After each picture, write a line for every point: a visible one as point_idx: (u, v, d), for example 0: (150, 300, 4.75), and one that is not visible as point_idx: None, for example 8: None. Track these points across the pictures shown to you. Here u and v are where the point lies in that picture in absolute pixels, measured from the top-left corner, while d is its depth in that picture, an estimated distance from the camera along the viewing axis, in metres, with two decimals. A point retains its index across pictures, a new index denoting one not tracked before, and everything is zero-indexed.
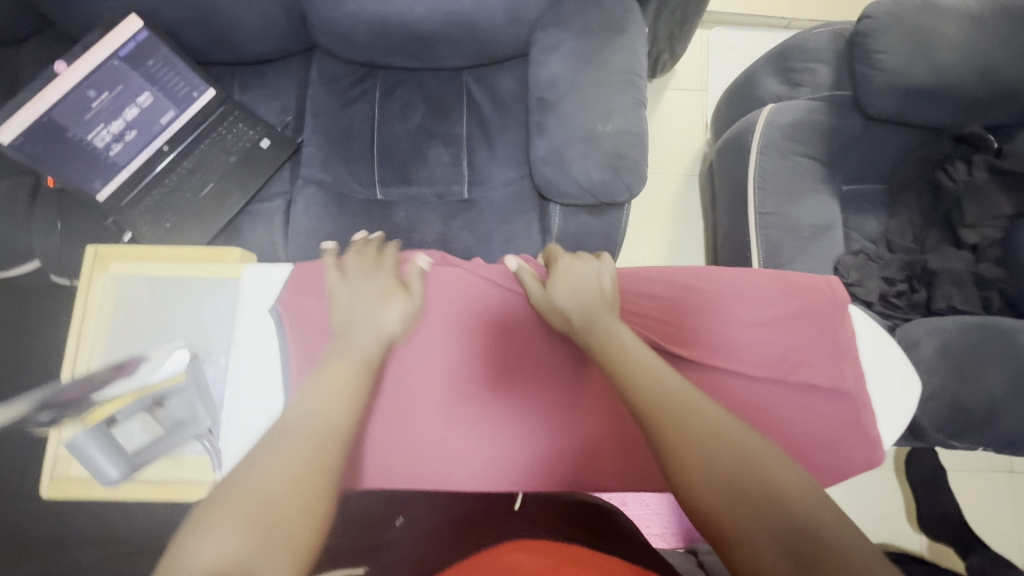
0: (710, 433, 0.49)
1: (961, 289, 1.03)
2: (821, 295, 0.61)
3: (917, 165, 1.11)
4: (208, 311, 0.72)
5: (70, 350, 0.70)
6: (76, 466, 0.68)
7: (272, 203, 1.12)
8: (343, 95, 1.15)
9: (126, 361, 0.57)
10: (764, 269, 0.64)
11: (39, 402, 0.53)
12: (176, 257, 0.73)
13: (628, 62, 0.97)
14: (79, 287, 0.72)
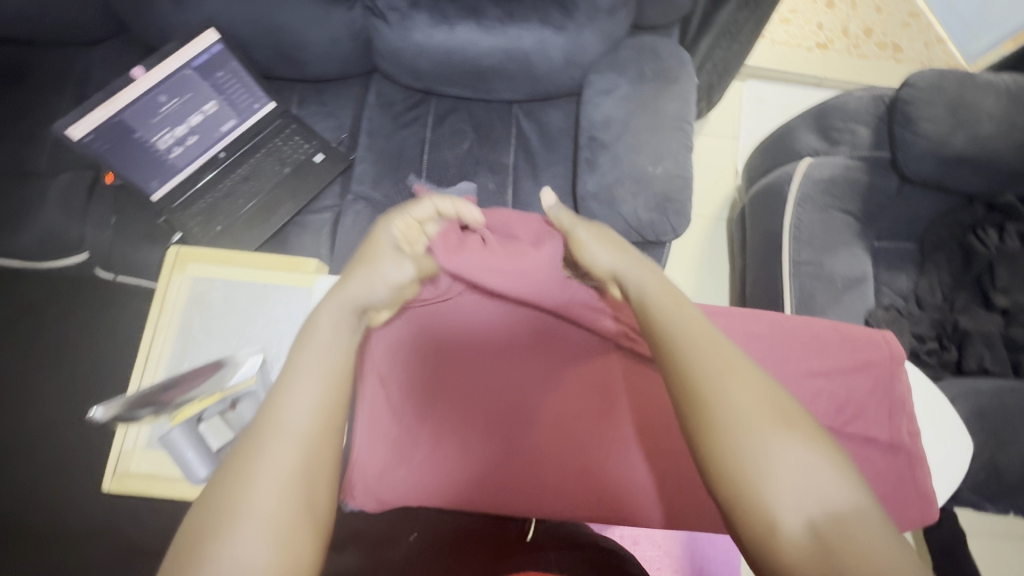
0: (742, 416, 0.46)
1: (991, 350, 1.05)
2: (880, 350, 0.64)
3: (949, 228, 1.15)
4: (278, 318, 0.72)
5: (144, 342, 0.71)
6: (136, 460, 0.68)
7: (320, 215, 1.14)
8: (398, 117, 1.19)
9: (214, 361, 0.62)
10: (824, 319, 0.67)
11: (136, 399, 0.56)
12: (254, 263, 0.75)
13: (680, 109, 1.01)
14: (158, 285, 0.73)
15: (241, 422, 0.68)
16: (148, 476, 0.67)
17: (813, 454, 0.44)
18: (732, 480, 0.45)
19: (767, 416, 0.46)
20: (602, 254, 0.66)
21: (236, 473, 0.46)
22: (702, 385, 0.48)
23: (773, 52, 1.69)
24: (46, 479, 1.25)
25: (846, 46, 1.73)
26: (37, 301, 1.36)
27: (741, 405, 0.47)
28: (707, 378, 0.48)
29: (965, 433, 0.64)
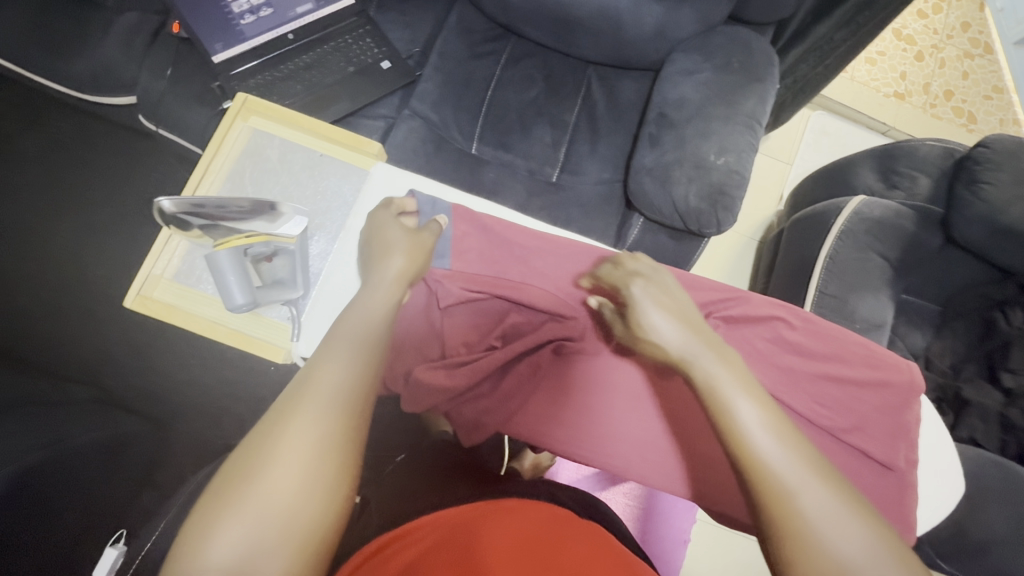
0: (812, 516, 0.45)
1: (985, 425, 1.06)
2: (900, 375, 0.64)
3: (977, 299, 1.13)
4: (330, 191, 0.73)
5: (194, 179, 0.72)
6: (160, 289, 0.68)
7: (373, 122, 1.12)
8: (472, 47, 1.16)
9: (264, 201, 0.64)
10: (854, 332, 0.67)
11: (187, 202, 0.60)
12: (315, 132, 0.75)
13: (755, 109, 0.99)
14: (219, 125, 0.74)
15: (273, 277, 0.67)
16: (168, 305, 0.68)
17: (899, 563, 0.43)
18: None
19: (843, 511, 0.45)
20: (664, 324, 0.60)
21: (230, 489, 0.45)
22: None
23: (851, 89, 1.66)
24: (44, 312, 1.26)
25: (923, 102, 1.70)
26: (69, 138, 1.34)
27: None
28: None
29: (958, 471, 0.65)
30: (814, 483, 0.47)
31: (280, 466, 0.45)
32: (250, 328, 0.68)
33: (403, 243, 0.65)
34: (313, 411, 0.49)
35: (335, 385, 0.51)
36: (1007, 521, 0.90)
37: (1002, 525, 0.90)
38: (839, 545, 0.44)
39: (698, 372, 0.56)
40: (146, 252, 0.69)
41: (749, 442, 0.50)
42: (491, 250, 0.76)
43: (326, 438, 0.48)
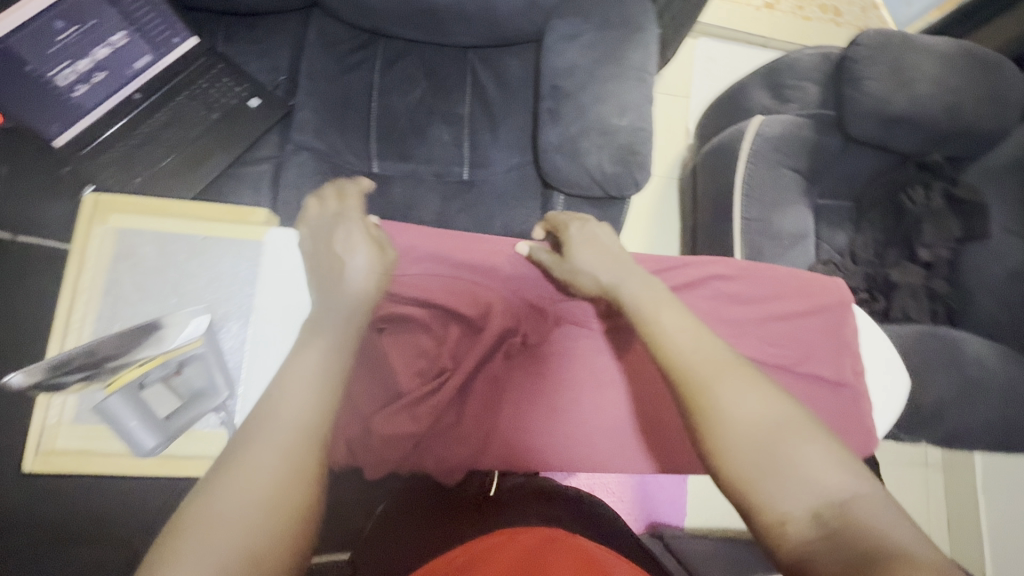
0: (735, 411, 0.51)
1: (915, 300, 1.15)
2: (831, 295, 0.69)
3: (884, 187, 1.21)
4: (230, 273, 0.68)
5: (64, 305, 0.65)
6: (63, 437, 0.64)
7: (256, 166, 1.02)
8: (343, 59, 1.08)
9: (150, 321, 0.52)
10: (784, 266, 0.72)
11: (49, 366, 0.48)
12: (189, 214, 0.71)
13: (642, 60, 0.98)
14: (75, 235, 0.67)
15: (190, 389, 0.60)
16: (80, 451, 0.64)
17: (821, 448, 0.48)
18: (742, 470, 0.48)
19: (763, 409, 0.51)
20: (586, 266, 0.69)
21: (187, 517, 0.43)
22: (752, 481, 0.48)
23: (724, 10, 1.70)
24: None
25: (791, 7, 1.76)
26: None
27: (775, 479, 0.47)
28: (768, 457, 0.48)
29: (903, 374, 0.71)
30: (725, 371, 0.53)
31: (246, 481, 0.45)
32: (181, 447, 0.65)
33: (363, 243, 0.65)
34: (273, 434, 0.48)
35: (291, 409, 0.50)
36: (950, 383, 0.98)
37: (948, 389, 0.98)
38: (745, 431, 0.49)
39: (626, 293, 0.64)
40: (37, 403, 0.64)
41: (670, 353, 0.56)
42: (425, 278, 0.76)
43: (291, 458, 0.47)
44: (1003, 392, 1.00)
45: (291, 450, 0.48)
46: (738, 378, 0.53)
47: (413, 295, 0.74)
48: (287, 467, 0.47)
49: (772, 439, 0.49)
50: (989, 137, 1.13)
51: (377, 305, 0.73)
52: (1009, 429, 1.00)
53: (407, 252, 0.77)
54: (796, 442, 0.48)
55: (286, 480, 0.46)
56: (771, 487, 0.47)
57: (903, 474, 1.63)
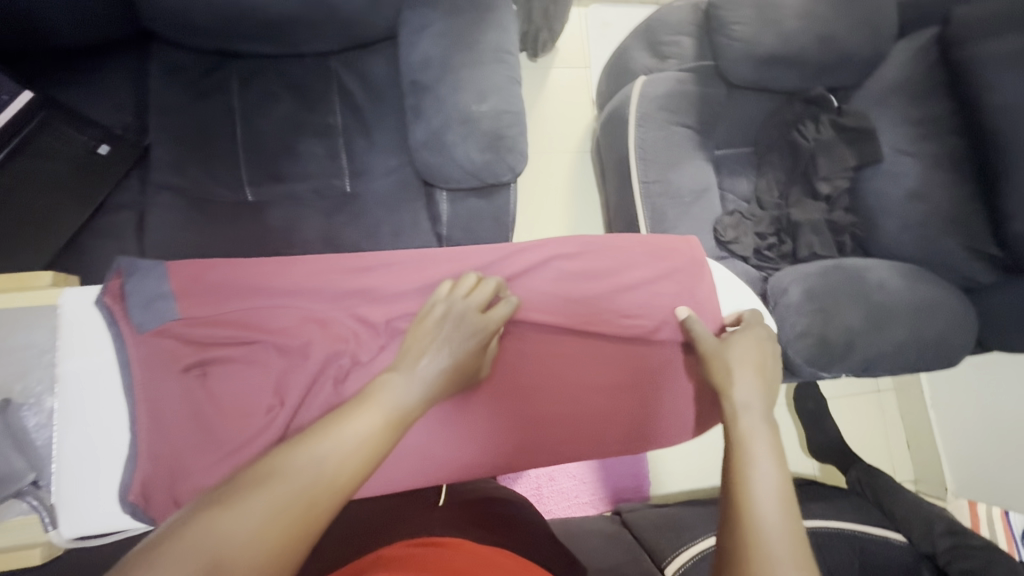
0: (762, 482, 0.53)
1: (820, 236, 1.13)
2: (681, 255, 0.80)
3: (778, 127, 1.20)
4: (27, 355, 0.70)
5: None
6: None
7: (117, 217, 0.97)
8: (194, 87, 1.03)
9: None
10: (634, 235, 0.81)
11: None
12: None
13: (499, 40, 0.94)
14: None
15: None
16: None
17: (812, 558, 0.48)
18: (743, 523, 0.50)
19: (780, 500, 0.52)
20: (734, 355, 0.69)
21: (177, 532, 0.41)
22: (744, 531, 0.49)
23: None
24: None
25: None
26: None
27: (800, 566, 0.46)
28: (765, 525, 0.49)
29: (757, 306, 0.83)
30: (762, 449, 0.57)
31: (244, 514, 0.42)
32: None
33: (467, 350, 0.64)
34: (288, 476, 0.46)
35: (324, 467, 0.47)
36: (858, 313, 0.99)
37: (855, 319, 0.98)
38: (782, 521, 0.50)
39: (726, 381, 0.67)
40: None
41: (748, 429, 0.60)
42: (235, 314, 0.63)
43: (293, 508, 0.44)
44: (910, 313, 1.00)
45: (305, 497, 0.45)
46: (763, 460, 0.56)
47: (226, 334, 0.63)
48: (284, 514, 0.43)
49: (805, 541, 0.49)
50: (867, 61, 1.13)
51: (181, 355, 0.62)
52: (920, 348, 1.00)
53: (217, 283, 0.65)
54: (792, 536, 0.49)
55: (275, 530, 0.43)
56: (793, 568, 0.46)
57: (857, 403, 1.59)
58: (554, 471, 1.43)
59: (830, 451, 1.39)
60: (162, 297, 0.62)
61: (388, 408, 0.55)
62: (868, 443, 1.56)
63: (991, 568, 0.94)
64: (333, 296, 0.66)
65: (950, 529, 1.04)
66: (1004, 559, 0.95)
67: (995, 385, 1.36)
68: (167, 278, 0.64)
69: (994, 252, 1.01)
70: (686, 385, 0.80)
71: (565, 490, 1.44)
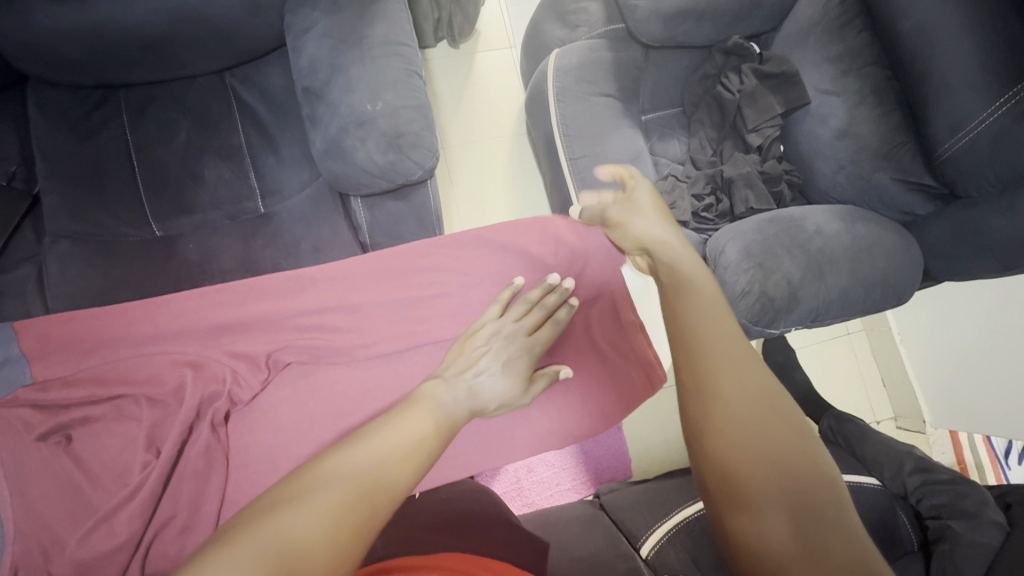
0: (724, 352, 0.53)
1: (753, 190, 1.09)
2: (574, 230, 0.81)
3: (700, 83, 1.17)
4: None
5: None
6: None
7: (15, 272, 0.92)
8: (78, 126, 0.96)
9: None
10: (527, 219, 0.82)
11: None
12: None
13: (389, 32, 0.90)
14: None
15: None
16: None
17: (766, 428, 0.48)
18: (702, 396, 0.51)
19: (739, 367, 0.52)
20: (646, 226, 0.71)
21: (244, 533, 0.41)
22: (700, 407, 0.51)
23: None
24: None
25: None
26: None
27: (746, 401, 0.50)
28: (716, 400, 0.50)
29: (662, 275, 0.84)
30: (710, 316, 0.56)
31: (302, 511, 0.43)
32: None
33: (515, 376, 0.68)
34: (334, 475, 0.47)
35: (372, 459, 0.50)
36: (797, 263, 0.96)
37: (796, 270, 0.96)
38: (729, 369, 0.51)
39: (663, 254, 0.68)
40: None
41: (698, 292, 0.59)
42: (94, 372, 0.68)
43: (347, 497, 0.45)
44: (850, 254, 0.98)
45: (360, 483, 0.47)
46: (722, 331, 0.54)
47: (95, 392, 0.67)
48: (341, 508, 0.44)
49: (751, 376, 0.51)
50: (780, 4, 1.10)
51: (39, 424, 0.65)
52: (866, 289, 0.98)
53: (89, 341, 0.70)
54: (744, 411, 0.49)
55: (336, 518, 0.43)
56: (733, 408, 0.49)
57: (827, 348, 1.56)
58: (533, 462, 1.41)
59: (804, 401, 1.37)
60: (18, 362, 0.68)
61: (440, 417, 0.59)
62: (849, 389, 1.54)
63: (960, 502, 0.95)
64: (203, 338, 0.72)
65: (920, 467, 1.05)
66: (973, 491, 0.96)
67: (958, 311, 1.32)
68: (12, 342, 0.68)
69: (927, 180, 1.01)
70: (592, 374, 0.80)
71: (546, 481, 1.41)
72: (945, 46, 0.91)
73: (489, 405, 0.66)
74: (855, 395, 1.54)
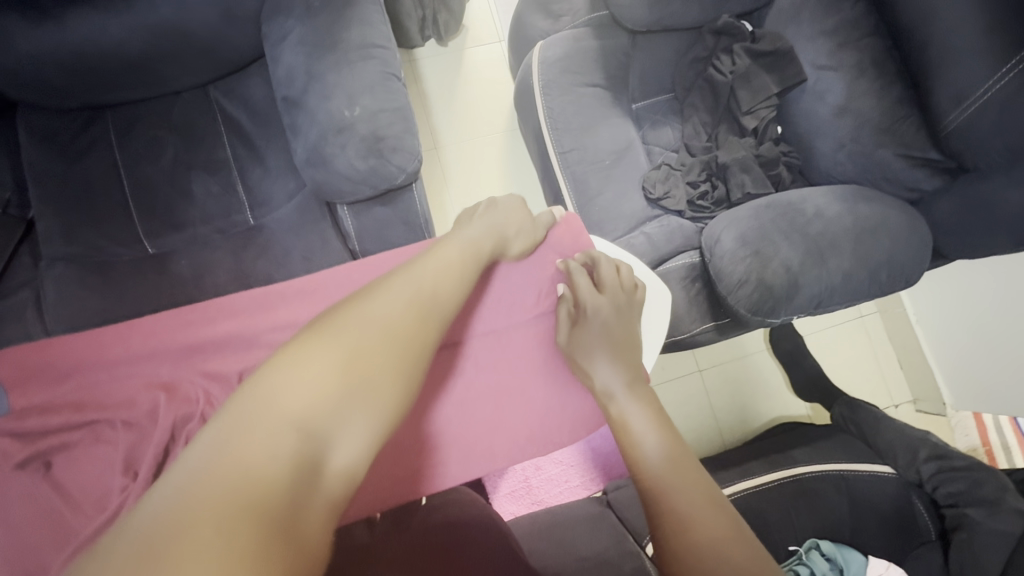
0: (662, 458, 0.66)
1: (750, 174, 1.05)
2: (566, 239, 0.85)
3: (691, 66, 1.13)
4: None
5: None
6: None
7: (13, 297, 0.93)
8: (67, 149, 0.97)
9: None
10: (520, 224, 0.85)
11: None
12: None
13: (365, 35, 0.89)
14: None
15: None
16: None
17: (707, 517, 0.61)
18: (654, 500, 0.63)
19: (676, 467, 0.65)
20: (603, 362, 0.75)
21: (315, 336, 0.53)
22: (655, 506, 0.63)
23: None
24: None
25: None
26: None
27: (688, 500, 0.62)
28: (664, 500, 0.63)
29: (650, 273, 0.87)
30: (648, 426, 0.70)
31: (366, 323, 0.55)
32: None
33: (516, 208, 0.80)
34: (387, 301, 0.58)
35: (422, 288, 0.62)
36: (796, 248, 0.93)
37: (795, 255, 0.92)
38: (688, 510, 0.61)
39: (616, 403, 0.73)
40: None
41: (634, 406, 0.72)
42: (71, 399, 0.70)
43: (405, 313, 0.58)
44: (853, 237, 0.94)
45: (410, 302, 0.59)
46: (658, 439, 0.68)
47: (69, 419, 0.68)
48: (400, 312, 0.57)
49: (684, 474, 0.65)
50: None
51: (15, 455, 0.64)
52: (869, 273, 0.94)
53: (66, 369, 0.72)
54: (685, 506, 0.62)
55: (395, 339, 0.55)
56: (677, 506, 0.62)
57: (840, 332, 1.51)
58: (541, 461, 1.40)
59: (814, 388, 1.34)
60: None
61: (466, 248, 0.71)
62: (864, 374, 1.49)
63: (978, 489, 0.91)
64: (173, 359, 0.74)
65: (934, 453, 1.00)
66: (989, 476, 0.92)
67: (974, 288, 1.26)
68: None
69: (934, 155, 0.96)
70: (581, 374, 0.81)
71: (554, 478, 1.40)
72: (945, 11, 0.87)
73: (514, 247, 0.79)
74: (870, 380, 1.49)
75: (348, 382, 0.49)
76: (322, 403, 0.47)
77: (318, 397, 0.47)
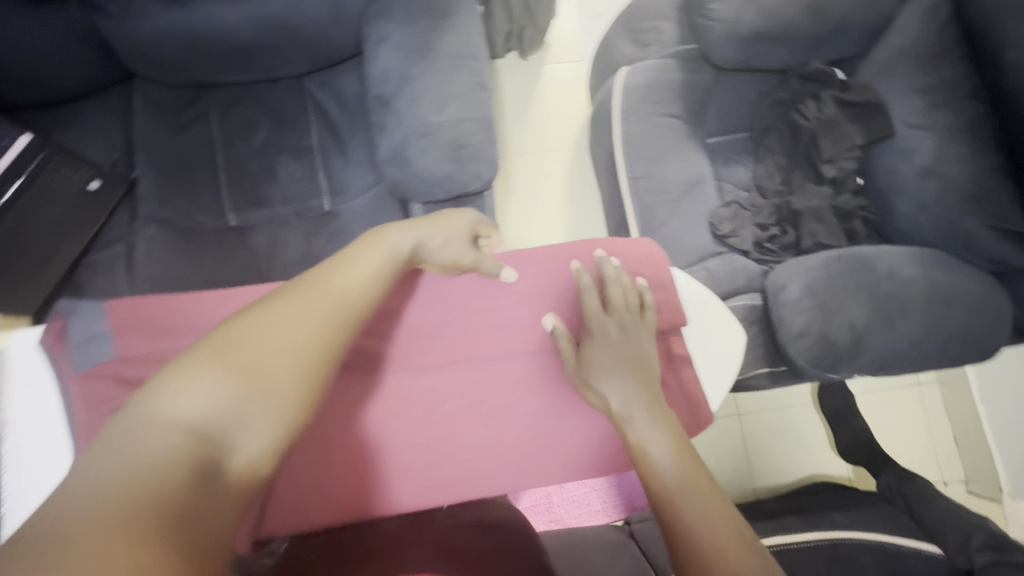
0: (678, 479, 0.58)
1: (823, 224, 1.05)
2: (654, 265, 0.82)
3: (772, 108, 1.11)
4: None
5: None
6: None
7: (107, 251, 1.01)
8: (173, 121, 1.05)
9: None
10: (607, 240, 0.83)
11: None
12: None
13: (461, 45, 0.92)
14: None
15: None
16: None
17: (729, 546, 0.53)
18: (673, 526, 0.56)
19: (697, 488, 0.57)
20: (614, 387, 0.67)
21: (214, 342, 0.51)
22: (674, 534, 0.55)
23: None
24: None
25: None
26: None
27: (710, 525, 0.55)
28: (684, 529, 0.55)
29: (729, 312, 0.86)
30: (665, 440, 0.62)
31: (284, 331, 0.53)
32: None
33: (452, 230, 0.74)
34: (300, 306, 0.56)
35: (337, 295, 0.59)
36: (864, 307, 0.90)
37: (862, 314, 0.90)
38: (709, 539, 0.54)
39: (632, 429, 0.64)
40: None
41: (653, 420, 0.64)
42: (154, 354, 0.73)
43: (327, 324, 0.56)
44: (927, 303, 0.91)
45: (324, 312, 0.57)
46: (677, 455, 0.60)
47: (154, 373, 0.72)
48: (321, 321, 0.56)
49: (704, 499, 0.57)
50: (869, 29, 1.04)
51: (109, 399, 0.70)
52: (941, 342, 0.90)
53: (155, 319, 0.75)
54: (707, 533, 0.54)
55: (301, 352, 0.53)
56: (698, 535, 0.54)
57: (893, 397, 1.44)
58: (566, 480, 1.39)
59: (859, 451, 1.28)
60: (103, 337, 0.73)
61: (387, 252, 0.66)
62: (915, 444, 1.42)
63: None
64: None
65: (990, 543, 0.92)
66: None
67: None
68: (103, 317, 0.74)
69: None
70: None
71: (576, 500, 1.39)
72: None
73: (436, 255, 0.72)
74: (920, 451, 1.42)
75: (246, 395, 0.48)
76: (210, 415, 0.46)
77: (208, 409, 0.46)
